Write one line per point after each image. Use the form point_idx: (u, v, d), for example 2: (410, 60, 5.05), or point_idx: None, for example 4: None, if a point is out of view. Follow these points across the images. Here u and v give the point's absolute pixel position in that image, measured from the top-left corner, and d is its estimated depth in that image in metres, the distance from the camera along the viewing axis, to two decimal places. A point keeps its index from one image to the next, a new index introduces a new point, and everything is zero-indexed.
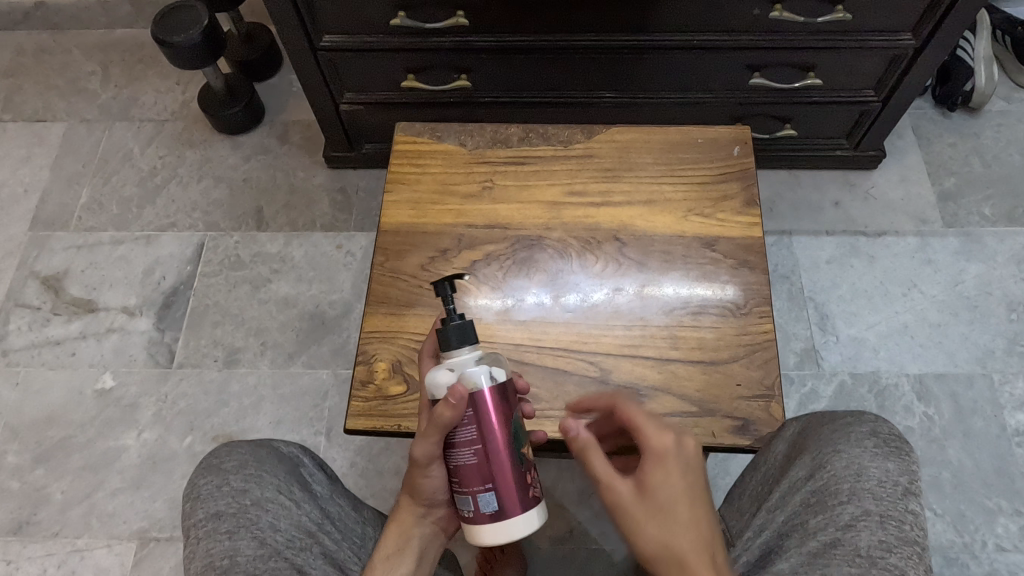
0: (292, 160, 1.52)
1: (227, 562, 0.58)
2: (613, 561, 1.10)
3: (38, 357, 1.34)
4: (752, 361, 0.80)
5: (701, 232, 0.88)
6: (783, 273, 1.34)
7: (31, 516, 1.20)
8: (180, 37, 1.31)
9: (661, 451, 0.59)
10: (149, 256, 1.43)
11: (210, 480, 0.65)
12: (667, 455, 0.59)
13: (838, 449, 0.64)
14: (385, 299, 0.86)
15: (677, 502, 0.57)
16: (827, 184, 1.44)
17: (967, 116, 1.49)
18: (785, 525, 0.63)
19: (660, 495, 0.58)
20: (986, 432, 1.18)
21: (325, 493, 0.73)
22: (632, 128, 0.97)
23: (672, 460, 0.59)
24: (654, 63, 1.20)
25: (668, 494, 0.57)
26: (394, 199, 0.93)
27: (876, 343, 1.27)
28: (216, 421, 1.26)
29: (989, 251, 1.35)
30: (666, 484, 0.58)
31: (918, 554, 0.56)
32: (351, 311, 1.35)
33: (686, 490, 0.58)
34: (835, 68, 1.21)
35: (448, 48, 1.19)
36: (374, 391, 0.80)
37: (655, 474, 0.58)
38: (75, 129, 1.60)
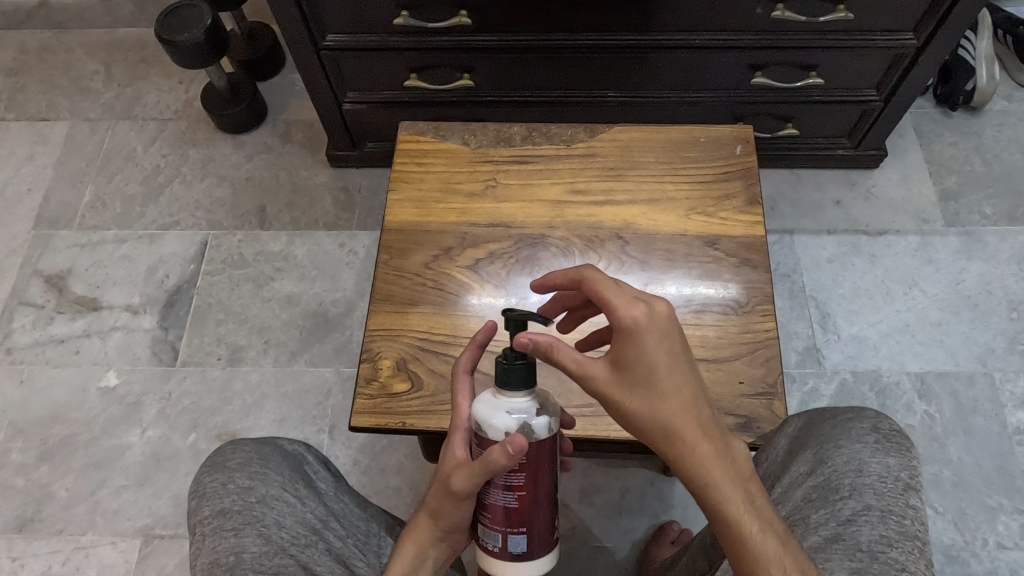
0: (294, 159, 1.53)
1: (233, 558, 0.58)
2: (615, 559, 1.11)
3: (42, 355, 1.34)
4: (754, 359, 0.80)
5: (703, 231, 0.89)
6: (784, 271, 1.35)
7: (36, 513, 1.20)
8: (183, 36, 1.31)
9: (633, 335, 0.59)
10: (152, 255, 1.44)
11: (216, 478, 0.66)
12: (641, 335, 0.59)
13: (839, 445, 0.65)
14: (388, 298, 0.86)
15: (656, 387, 0.59)
16: (829, 183, 1.44)
17: (969, 115, 1.49)
18: (787, 520, 0.64)
19: (638, 379, 0.59)
20: (987, 431, 1.19)
21: (330, 491, 0.73)
22: (635, 127, 0.97)
23: (647, 343, 0.59)
24: (657, 62, 1.21)
25: (645, 377, 0.59)
26: (398, 198, 0.94)
27: (877, 342, 1.27)
28: (219, 418, 1.27)
29: (990, 250, 1.35)
30: (643, 368, 0.59)
31: (919, 550, 0.57)
32: (354, 310, 1.35)
33: (664, 371, 0.59)
34: (837, 67, 1.21)
35: (451, 48, 1.19)
36: (378, 389, 0.81)
37: (632, 356, 0.59)
38: (79, 128, 1.61)
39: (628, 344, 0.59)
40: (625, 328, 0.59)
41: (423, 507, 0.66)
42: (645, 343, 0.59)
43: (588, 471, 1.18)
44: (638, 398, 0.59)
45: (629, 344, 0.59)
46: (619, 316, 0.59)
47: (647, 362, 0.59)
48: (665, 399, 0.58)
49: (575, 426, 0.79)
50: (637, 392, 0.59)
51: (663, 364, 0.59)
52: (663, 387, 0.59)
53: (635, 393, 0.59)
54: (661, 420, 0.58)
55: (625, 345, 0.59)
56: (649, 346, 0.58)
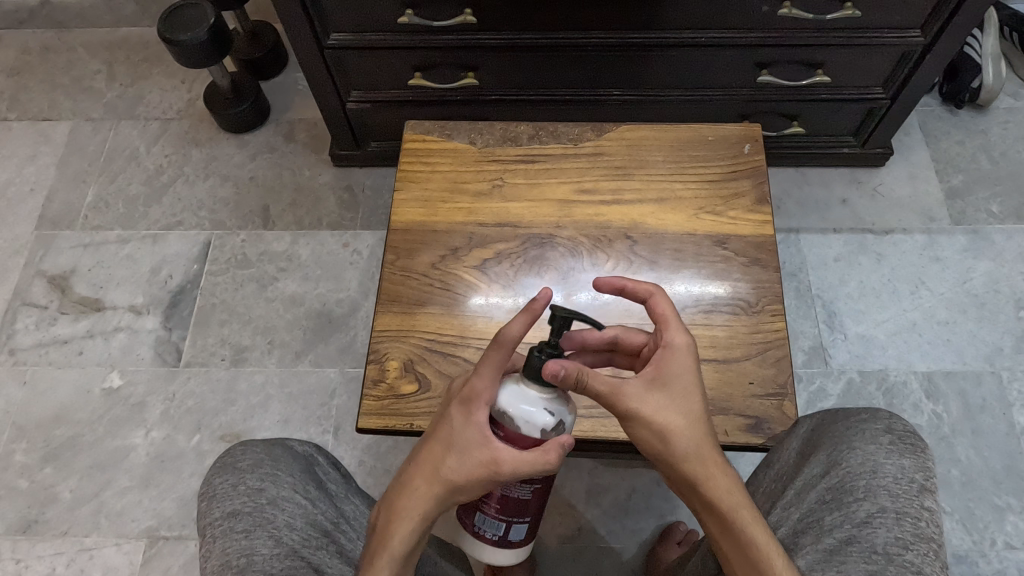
0: (298, 158, 1.52)
1: (244, 560, 0.58)
2: (621, 560, 1.10)
3: (45, 356, 1.34)
4: (764, 359, 0.80)
5: (711, 230, 0.88)
6: (791, 271, 1.34)
7: (40, 515, 1.20)
8: (186, 35, 1.31)
9: (680, 356, 0.62)
10: (155, 255, 1.43)
11: (226, 479, 0.65)
12: (687, 357, 0.62)
13: (853, 446, 0.64)
14: (396, 298, 0.86)
15: (692, 405, 0.61)
16: (834, 182, 1.43)
17: (975, 113, 1.48)
18: (801, 522, 0.63)
19: (678, 395, 0.61)
20: (994, 430, 1.18)
21: (340, 492, 0.73)
22: (643, 126, 0.97)
23: (689, 364, 0.62)
24: (663, 61, 1.20)
25: (685, 394, 0.61)
26: (404, 197, 0.93)
27: (884, 342, 1.27)
28: (223, 419, 1.26)
29: (998, 248, 1.34)
30: (685, 388, 0.61)
31: (935, 551, 0.56)
32: (358, 310, 1.35)
33: (698, 393, 0.62)
34: (843, 65, 1.21)
35: (456, 46, 1.19)
36: (386, 390, 0.80)
37: (674, 376, 0.62)
38: (81, 128, 1.60)
39: (675, 363, 0.62)
40: (672, 347, 0.63)
41: (430, 478, 0.60)
42: (688, 365, 0.62)
43: (594, 471, 1.17)
44: (676, 413, 0.60)
45: (674, 361, 0.62)
46: (670, 337, 0.63)
47: (689, 382, 0.62)
48: (699, 420, 0.61)
49: (584, 426, 0.79)
50: (676, 408, 0.60)
51: (699, 387, 0.62)
52: (697, 407, 0.61)
53: (675, 409, 0.60)
54: (694, 438, 0.60)
55: (670, 363, 0.62)
56: (690, 368, 0.62)
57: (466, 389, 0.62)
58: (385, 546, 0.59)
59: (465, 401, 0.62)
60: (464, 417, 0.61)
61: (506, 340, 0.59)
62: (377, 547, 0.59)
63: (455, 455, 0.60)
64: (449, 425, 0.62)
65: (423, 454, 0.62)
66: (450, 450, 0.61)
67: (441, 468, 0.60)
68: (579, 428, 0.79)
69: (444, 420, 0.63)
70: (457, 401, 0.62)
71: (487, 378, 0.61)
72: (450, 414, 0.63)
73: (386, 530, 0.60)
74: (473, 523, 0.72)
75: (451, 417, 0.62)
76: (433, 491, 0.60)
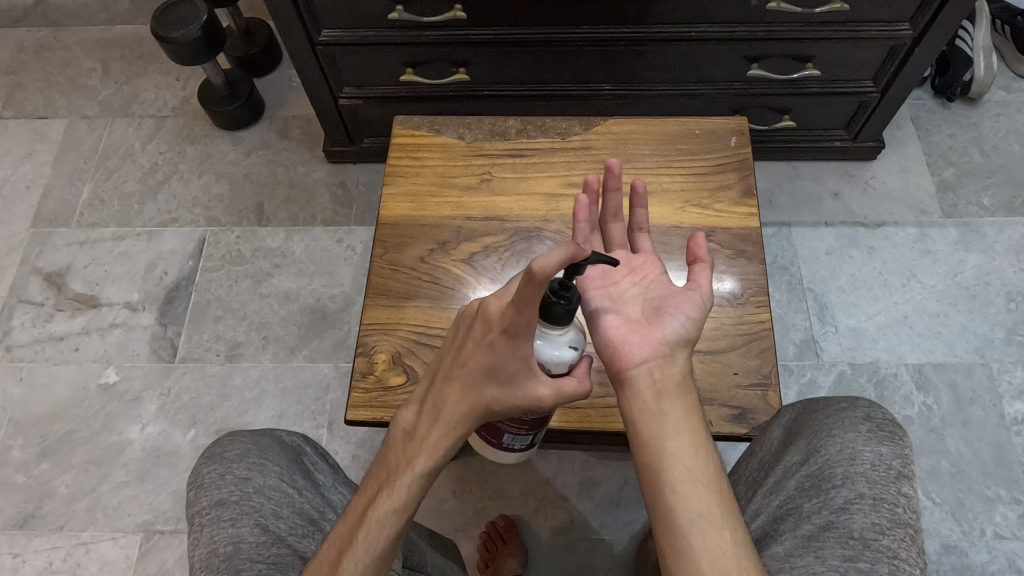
0: (292, 155, 1.53)
1: (231, 548, 0.59)
2: (613, 551, 1.11)
3: (41, 352, 1.35)
4: (749, 350, 0.80)
5: (698, 223, 0.89)
6: (782, 264, 1.35)
7: (37, 510, 1.21)
8: (179, 33, 1.31)
9: None
10: (150, 252, 1.44)
11: (214, 469, 0.66)
12: None
13: (832, 434, 0.65)
14: (384, 291, 0.87)
15: None
16: (826, 175, 1.44)
17: (966, 106, 1.49)
18: (781, 509, 0.64)
19: None
20: (984, 421, 1.19)
21: (328, 482, 0.74)
22: (630, 119, 0.97)
23: None
24: (653, 55, 1.20)
25: None
26: (393, 191, 0.94)
27: (874, 334, 1.27)
28: (218, 414, 1.27)
29: (988, 241, 1.35)
30: None
31: (911, 536, 0.57)
32: (352, 305, 1.36)
33: None
34: (833, 58, 1.21)
35: (447, 42, 1.19)
36: (374, 382, 0.81)
37: None
38: (77, 126, 1.61)
39: None
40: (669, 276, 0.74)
41: (471, 403, 0.63)
42: None
43: (586, 464, 1.18)
44: None
45: None
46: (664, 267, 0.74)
47: None
48: None
49: (571, 417, 0.80)
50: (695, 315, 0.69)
51: None
52: None
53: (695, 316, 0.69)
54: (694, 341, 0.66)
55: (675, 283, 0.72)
56: None
57: (510, 322, 0.60)
58: (422, 451, 0.61)
59: (509, 333, 0.61)
60: (509, 348, 0.62)
61: (547, 276, 0.53)
62: (409, 451, 0.62)
63: (498, 382, 0.63)
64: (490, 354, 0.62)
65: (461, 376, 0.64)
66: (493, 377, 0.63)
67: (485, 392, 0.63)
68: (566, 419, 0.80)
69: (484, 346, 0.63)
70: (500, 331, 0.61)
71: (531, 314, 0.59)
72: (492, 342, 0.62)
73: (421, 438, 0.62)
74: (499, 438, 0.76)
75: (494, 346, 0.62)
76: (474, 409, 0.63)
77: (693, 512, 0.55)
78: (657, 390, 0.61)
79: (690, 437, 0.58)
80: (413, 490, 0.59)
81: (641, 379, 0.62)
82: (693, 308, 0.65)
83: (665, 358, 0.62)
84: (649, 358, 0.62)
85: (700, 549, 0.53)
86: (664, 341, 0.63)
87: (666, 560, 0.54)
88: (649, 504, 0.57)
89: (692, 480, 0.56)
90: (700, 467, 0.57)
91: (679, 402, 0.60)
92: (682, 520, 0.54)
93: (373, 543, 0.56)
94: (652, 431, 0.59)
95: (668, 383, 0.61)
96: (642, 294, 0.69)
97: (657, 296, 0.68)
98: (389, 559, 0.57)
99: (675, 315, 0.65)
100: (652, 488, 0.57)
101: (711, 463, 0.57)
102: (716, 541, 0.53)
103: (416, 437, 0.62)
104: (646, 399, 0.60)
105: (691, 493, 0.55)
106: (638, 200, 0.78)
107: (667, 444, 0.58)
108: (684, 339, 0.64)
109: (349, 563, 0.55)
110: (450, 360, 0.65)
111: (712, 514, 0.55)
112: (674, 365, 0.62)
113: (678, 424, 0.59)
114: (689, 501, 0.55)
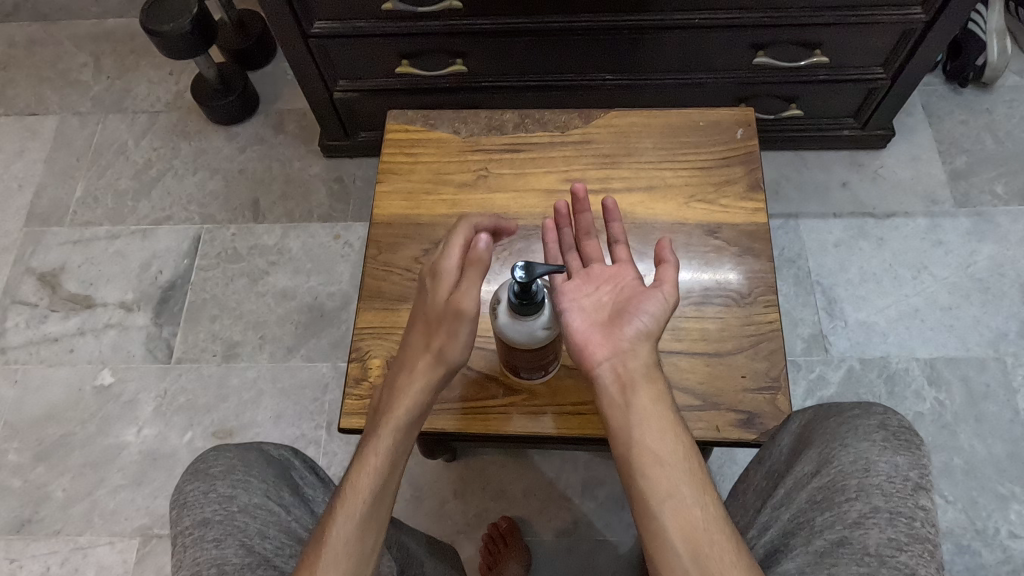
0: (287, 149, 1.50)
1: (214, 570, 0.58)
2: (617, 553, 1.09)
3: (36, 354, 1.33)
4: (757, 352, 0.78)
5: (703, 219, 0.86)
6: (789, 257, 1.31)
7: (33, 515, 1.19)
8: (170, 25, 1.28)
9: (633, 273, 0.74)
10: (145, 251, 1.42)
11: (198, 486, 0.66)
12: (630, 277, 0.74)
13: (845, 444, 0.65)
14: (377, 294, 0.84)
15: None
16: (835, 165, 1.40)
17: (979, 92, 1.45)
18: (791, 523, 0.64)
19: None
20: (999, 417, 1.16)
21: (316, 497, 0.73)
22: (631, 111, 0.94)
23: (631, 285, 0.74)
24: (655, 44, 1.17)
25: None
26: (387, 189, 0.91)
27: (885, 328, 1.24)
28: (216, 416, 1.25)
29: (1003, 230, 1.31)
30: None
31: (929, 551, 0.57)
32: (350, 303, 1.33)
33: None
34: (842, 44, 1.17)
35: (443, 33, 1.16)
36: (368, 389, 0.78)
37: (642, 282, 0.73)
38: (69, 122, 1.58)
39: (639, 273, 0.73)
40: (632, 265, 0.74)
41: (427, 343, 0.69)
42: None
43: (590, 463, 1.15)
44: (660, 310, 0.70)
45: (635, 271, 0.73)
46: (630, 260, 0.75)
47: None
48: None
49: (573, 424, 0.78)
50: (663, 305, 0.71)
51: None
52: None
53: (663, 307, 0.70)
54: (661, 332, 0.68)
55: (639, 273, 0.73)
56: None
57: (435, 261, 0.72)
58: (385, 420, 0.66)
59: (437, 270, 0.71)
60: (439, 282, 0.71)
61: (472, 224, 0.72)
62: (376, 424, 0.66)
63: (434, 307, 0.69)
64: (425, 328, 0.69)
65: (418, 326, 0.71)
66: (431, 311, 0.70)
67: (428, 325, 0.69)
68: (567, 426, 0.78)
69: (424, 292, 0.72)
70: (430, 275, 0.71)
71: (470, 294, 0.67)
72: (427, 286, 0.72)
73: (386, 411, 0.67)
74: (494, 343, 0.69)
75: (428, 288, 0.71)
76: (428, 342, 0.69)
77: (664, 495, 0.59)
78: (622, 383, 0.64)
79: (657, 423, 0.62)
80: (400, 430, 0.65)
81: (606, 375, 0.65)
82: (657, 306, 0.67)
83: (627, 353, 0.66)
84: (612, 356, 0.66)
85: (673, 529, 0.57)
86: (625, 339, 0.66)
87: (645, 540, 0.59)
88: (626, 491, 0.61)
89: (660, 465, 0.60)
90: (669, 453, 0.60)
91: (646, 391, 0.64)
92: (654, 503, 0.58)
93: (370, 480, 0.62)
94: (620, 423, 0.63)
95: (632, 375, 0.64)
96: (611, 298, 0.70)
97: (623, 298, 0.69)
98: (380, 517, 0.61)
99: (638, 314, 0.67)
100: (627, 476, 0.61)
101: (678, 445, 0.61)
102: (688, 519, 0.58)
103: (381, 412, 0.67)
104: (613, 393, 0.64)
105: (660, 478, 0.59)
106: (612, 215, 0.79)
107: (634, 432, 0.62)
108: (648, 336, 0.67)
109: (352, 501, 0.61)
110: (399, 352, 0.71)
111: (682, 495, 0.59)
112: (637, 358, 0.65)
113: (646, 412, 0.62)
114: (659, 485, 0.59)
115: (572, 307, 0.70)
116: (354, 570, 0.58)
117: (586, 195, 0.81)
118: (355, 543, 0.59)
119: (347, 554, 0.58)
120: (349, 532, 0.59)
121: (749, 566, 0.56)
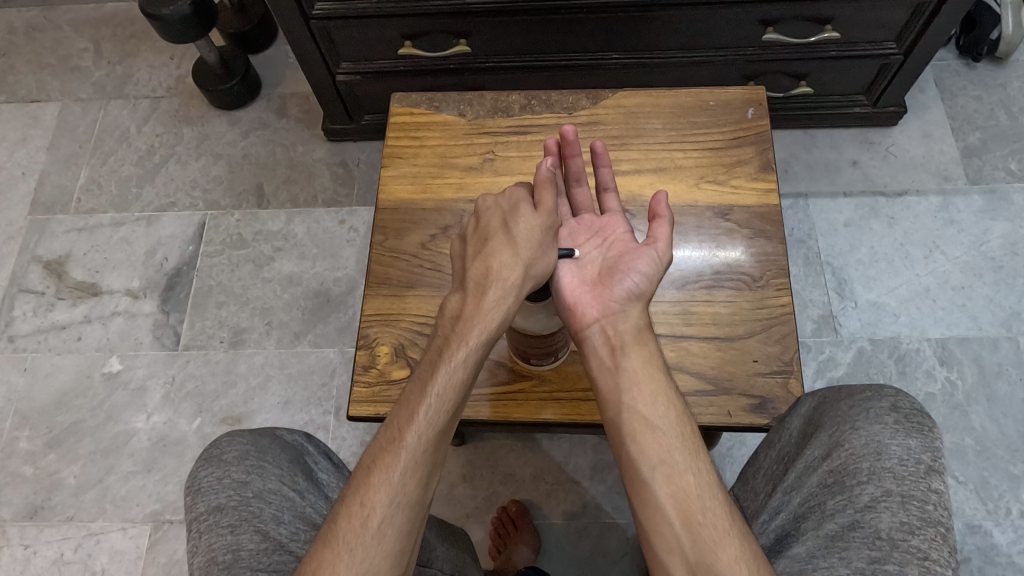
0: (290, 134, 1.48)
1: (230, 556, 0.59)
2: (627, 536, 1.09)
3: (44, 343, 1.33)
4: (769, 336, 0.77)
5: (714, 201, 0.85)
6: (799, 237, 1.30)
7: (46, 501, 1.20)
8: (169, 9, 1.26)
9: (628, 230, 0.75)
10: (150, 238, 1.41)
11: (211, 472, 0.66)
12: None
13: (856, 426, 0.64)
14: (384, 280, 0.83)
15: None
16: (845, 143, 1.38)
17: (993, 66, 1.42)
18: (802, 507, 0.64)
19: None
20: (1011, 396, 1.15)
21: (330, 481, 0.73)
22: (640, 91, 0.92)
23: None
24: (662, 21, 1.15)
25: None
26: (393, 174, 0.90)
27: (896, 308, 1.23)
28: (224, 402, 1.25)
29: (1016, 208, 1.29)
30: None
31: (942, 535, 0.57)
32: (356, 287, 1.32)
33: None
34: (853, 20, 1.14)
35: (446, 13, 1.14)
36: (376, 376, 0.78)
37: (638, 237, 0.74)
38: (70, 109, 1.57)
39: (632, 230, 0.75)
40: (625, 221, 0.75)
41: (509, 267, 0.67)
42: None
43: (599, 446, 1.15)
44: None
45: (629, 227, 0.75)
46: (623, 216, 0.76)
47: None
48: None
49: (582, 410, 0.77)
50: None
51: None
52: None
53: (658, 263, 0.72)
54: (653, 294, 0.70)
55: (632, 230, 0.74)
56: None
57: (511, 200, 0.72)
58: (473, 328, 0.65)
59: (511, 211, 0.71)
60: (523, 215, 0.71)
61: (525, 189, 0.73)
62: (458, 330, 0.65)
63: (517, 233, 0.69)
64: (510, 240, 0.69)
65: (489, 250, 0.69)
66: (514, 237, 0.69)
67: (508, 251, 0.68)
68: (576, 412, 0.77)
69: (501, 220, 0.71)
70: (506, 211, 0.71)
71: (546, 201, 0.72)
72: (505, 219, 0.71)
73: (471, 317, 0.66)
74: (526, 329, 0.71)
75: (507, 220, 0.71)
76: (511, 265, 0.67)
77: (654, 460, 0.59)
78: (612, 346, 0.66)
79: (649, 387, 0.62)
80: (467, 365, 0.64)
81: (597, 338, 0.67)
82: (648, 265, 0.69)
83: (617, 314, 0.67)
84: (603, 317, 0.67)
85: (665, 495, 0.57)
86: (616, 299, 0.68)
87: (636, 507, 0.59)
88: (619, 458, 0.62)
89: (651, 431, 0.60)
90: (662, 420, 0.61)
91: (635, 355, 0.64)
92: (645, 470, 0.59)
93: (427, 418, 0.61)
94: (611, 388, 0.64)
95: (622, 338, 0.66)
96: (602, 256, 0.72)
97: (615, 256, 0.71)
98: (450, 427, 0.62)
99: (628, 273, 0.69)
100: (619, 442, 0.62)
101: (672, 410, 0.61)
102: (680, 486, 0.57)
103: (464, 317, 0.66)
104: (604, 357, 0.65)
105: (651, 443, 0.59)
106: (601, 160, 0.80)
107: (625, 396, 0.63)
108: (640, 294, 0.68)
109: (408, 437, 0.60)
110: (475, 237, 0.71)
111: (674, 460, 0.59)
112: (627, 320, 0.67)
113: (635, 375, 0.63)
114: (649, 451, 0.59)
115: (567, 267, 0.72)
116: (409, 511, 0.58)
117: (576, 138, 0.80)
118: (411, 483, 0.58)
119: (419, 466, 0.59)
120: (423, 442, 0.60)
121: (741, 534, 0.55)
